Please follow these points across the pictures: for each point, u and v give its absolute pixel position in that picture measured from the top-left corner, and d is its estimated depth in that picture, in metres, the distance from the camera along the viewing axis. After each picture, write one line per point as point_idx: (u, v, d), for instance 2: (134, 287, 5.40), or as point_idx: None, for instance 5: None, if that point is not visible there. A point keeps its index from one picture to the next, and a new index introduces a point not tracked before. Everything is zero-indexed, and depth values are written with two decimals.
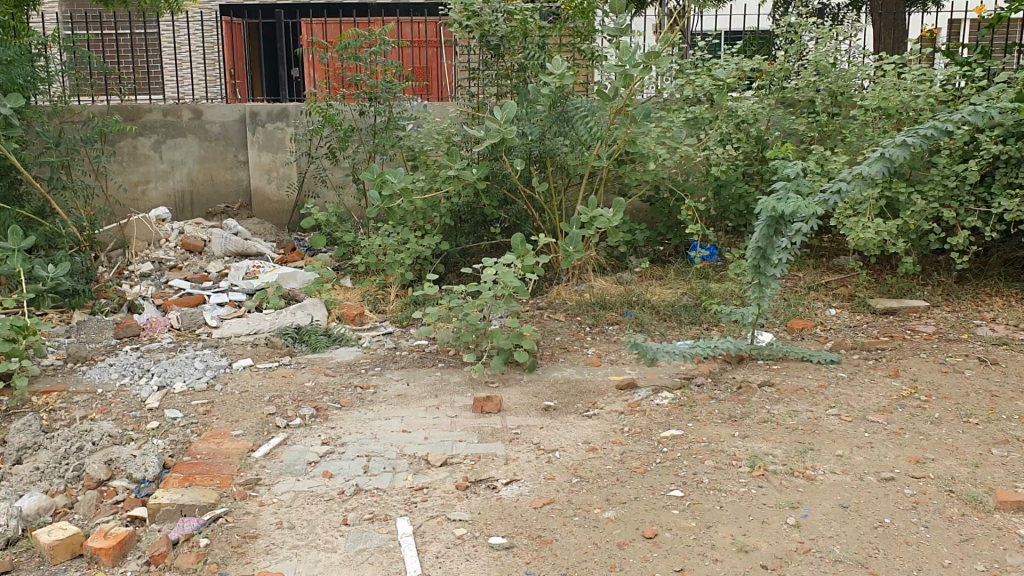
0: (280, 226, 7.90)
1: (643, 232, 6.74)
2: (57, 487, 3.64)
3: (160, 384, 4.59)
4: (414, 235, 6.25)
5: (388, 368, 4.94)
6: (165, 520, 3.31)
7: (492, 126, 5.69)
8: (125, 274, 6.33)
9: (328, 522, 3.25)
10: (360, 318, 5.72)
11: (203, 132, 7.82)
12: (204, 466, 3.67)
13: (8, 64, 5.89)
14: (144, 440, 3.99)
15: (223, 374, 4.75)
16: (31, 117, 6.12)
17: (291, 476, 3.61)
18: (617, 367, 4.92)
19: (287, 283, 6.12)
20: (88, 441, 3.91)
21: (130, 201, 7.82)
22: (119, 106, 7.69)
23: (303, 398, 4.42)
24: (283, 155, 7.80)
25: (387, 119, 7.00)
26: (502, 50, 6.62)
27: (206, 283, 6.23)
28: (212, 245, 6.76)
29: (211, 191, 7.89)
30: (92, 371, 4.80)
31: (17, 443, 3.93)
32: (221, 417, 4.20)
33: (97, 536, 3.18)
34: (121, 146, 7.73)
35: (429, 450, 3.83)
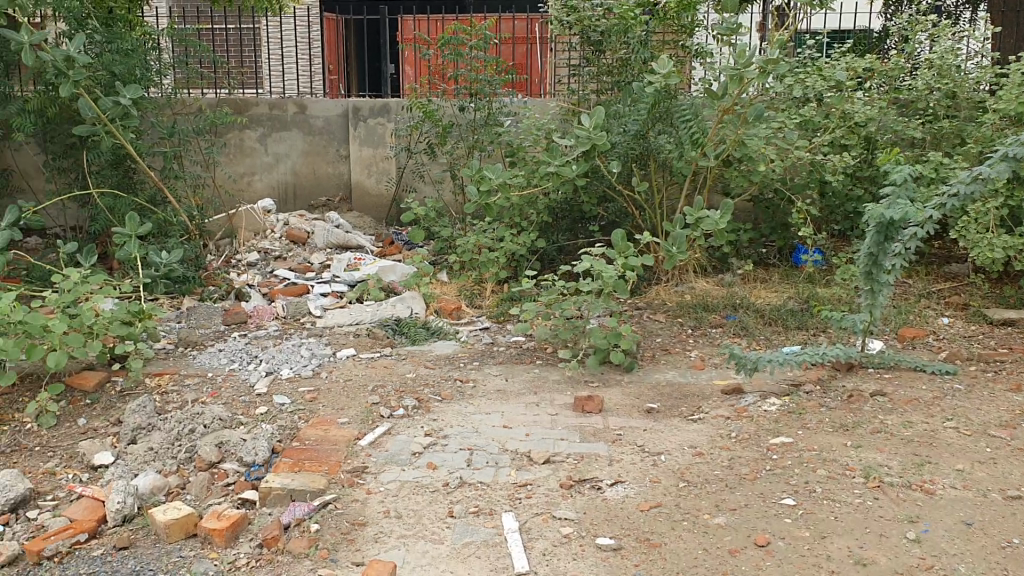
0: (379, 221, 8.01)
1: (747, 233, 6.61)
2: (170, 467, 3.74)
3: (268, 370, 4.69)
4: (512, 231, 6.23)
5: (487, 363, 4.94)
6: (276, 505, 3.36)
7: (584, 132, 5.63)
8: (232, 262, 6.49)
9: (435, 513, 3.26)
10: (458, 313, 5.75)
11: (307, 127, 7.96)
12: (312, 453, 3.72)
13: (125, 56, 6.06)
14: (252, 424, 4.06)
15: (328, 363, 4.83)
16: (147, 108, 6.28)
17: (396, 466, 3.64)
18: (721, 371, 4.83)
19: (387, 275, 6.18)
20: (200, 424, 3.99)
21: (236, 192, 8.00)
22: (227, 99, 7.87)
23: (405, 389, 4.46)
24: (384, 150, 7.89)
25: (486, 114, 7.03)
26: (603, 46, 6.57)
27: (310, 274, 6.33)
28: (315, 237, 6.86)
29: (314, 184, 8.03)
30: (203, 356, 4.92)
31: (133, 423, 4.04)
32: (327, 405, 4.26)
33: (211, 517, 3.25)
34: (229, 139, 7.91)
35: (532, 447, 3.81)
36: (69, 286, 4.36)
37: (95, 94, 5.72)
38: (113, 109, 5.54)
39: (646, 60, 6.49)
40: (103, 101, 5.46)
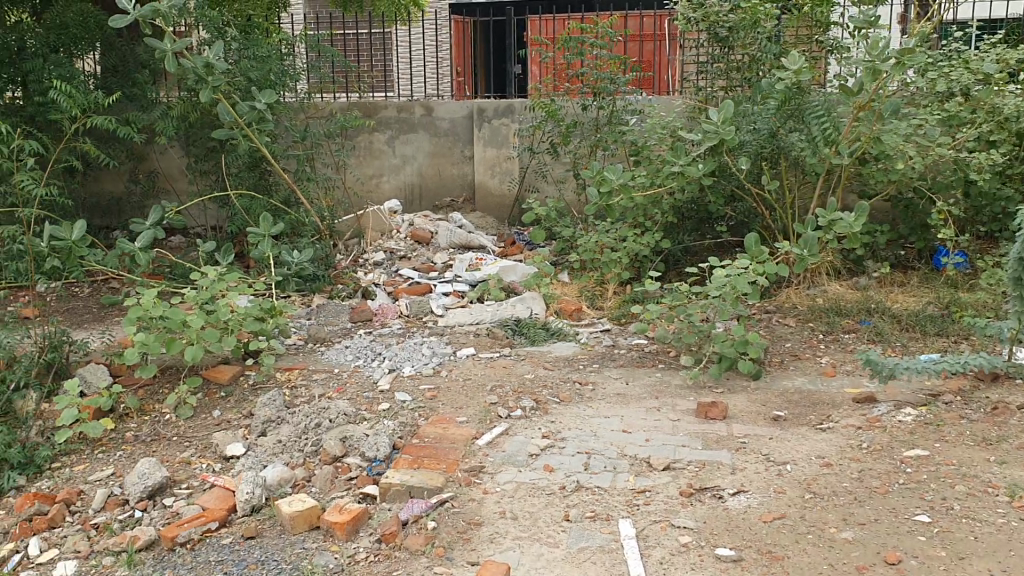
0: (502, 221, 8.06)
1: (884, 234, 6.32)
2: (297, 460, 3.85)
3: (390, 367, 4.78)
4: (635, 232, 6.14)
5: (607, 366, 4.89)
6: (396, 500, 3.41)
7: (712, 127, 5.47)
8: (359, 262, 6.65)
9: (551, 516, 3.24)
10: (579, 314, 5.72)
11: (433, 128, 8.08)
12: (431, 450, 3.76)
13: (262, 62, 6.28)
14: (375, 420, 4.14)
15: (448, 361, 4.88)
16: (281, 112, 6.51)
17: (513, 467, 3.64)
18: (853, 379, 4.62)
19: (509, 275, 6.20)
20: (326, 418, 4.09)
21: (365, 193, 8.19)
22: (356, 103, 8.08)
23: (524, 390, 4.46)
24: (508, 150, 7.93)
25: (609, 113, 7.04)
26: (731, 42, 6.41)
27: (433, 273, 6.42)
28: (439, 237, 6.95)
29: (439, 185, 8.14)
30: (330, 352, 5.06)
31: (263, 416, 4.19)
32: (446, 403, 4.30)
33: (334, 510, 3.33)
34: (358, 141, 8.10)
35: (651, 452, 3.74)
36: (207, 284, 4.55)
37: (233, 99, 5.95)
38: (249, 114, 5.75)
39: (778, 55, 6.30)
40: (240, 105, 5.67)
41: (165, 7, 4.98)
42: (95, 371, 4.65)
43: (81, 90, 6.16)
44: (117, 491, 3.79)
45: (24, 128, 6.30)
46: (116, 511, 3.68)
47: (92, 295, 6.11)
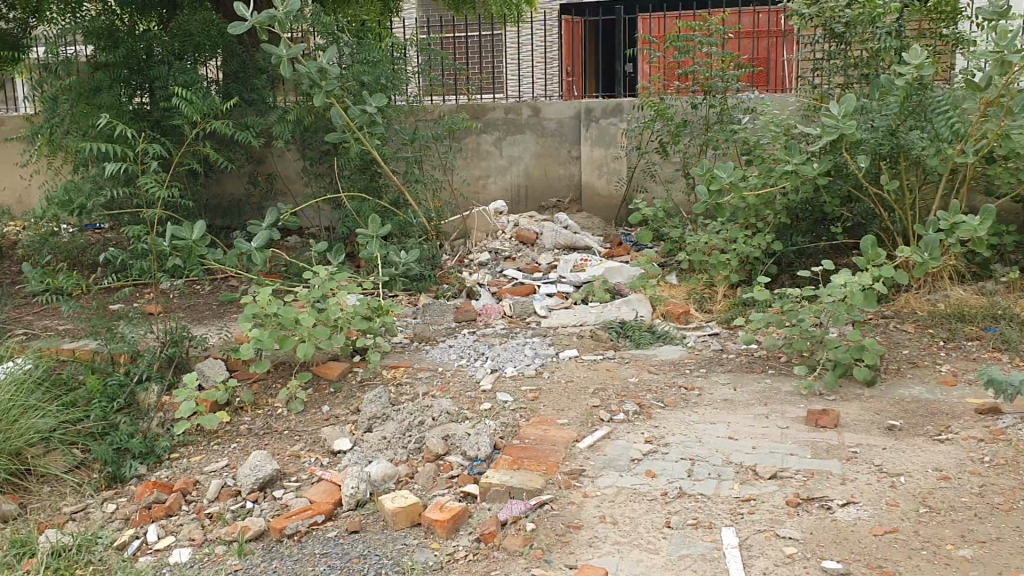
0: (608, 221, 7.99)
1: (1012, 237, 5.99)
2: (401, 456, 3.91)
3: (493, 367, 4.80)
4: (745, 233, 5.99)
5: (714, 370, 4.79)
6: (496, 500, 3.42)
7: (833, 121, 5.27)
8: (465, 262, 6.71)
9: (652, 522, 3.20)
10: (686, 317, 5.63)
11: (541, 129, 8.09)
12: (532, 451, 3.77)
13: (373, 66, 6.40)
14: (477, 419, 4.16)
15: (551, 362, 4.88)
16: (391, 114, 6.62)
17: (614, 471, 3.61)
18: (976, 389, 4.40)
19: (614, 276, 6.15)
20: (429, 416, 4.14)
21: (472, 194, 8.27)
22: (465, 105, 8.16)
23: (627, 393, 4.41)
24: (616, 150, 7.86)
25: (721, 111, 6.90)
26: (847, 38, 6.18)
27: (538, 273, 6.42)
28: (545, 237, 6.95)
29: (546, 185, 8.14)
30: (435, 351, 5.11)
31: (369, 413, 4.27)
32: (549, 405, 4.29)
33: (434, 507, 3.37)
34: (466, 143, 8.19)
35: (757, 460, 3.65)
36: (318, 283, 4.66)
37: (345, 103, 6.08)
38: (361, 117, 5.86)
39: (899, 50, 6.04)
40: (352, 109, 5.80)
41: (282, 13, 5.13)
42: (213, 365, 4.83)
43: (203, 96, 6.42)
44: (230, 482, 3.92)
45: (151, 133, 6.60)
46: (228, 501, 3.81)
47: (211, 293, 6.35)
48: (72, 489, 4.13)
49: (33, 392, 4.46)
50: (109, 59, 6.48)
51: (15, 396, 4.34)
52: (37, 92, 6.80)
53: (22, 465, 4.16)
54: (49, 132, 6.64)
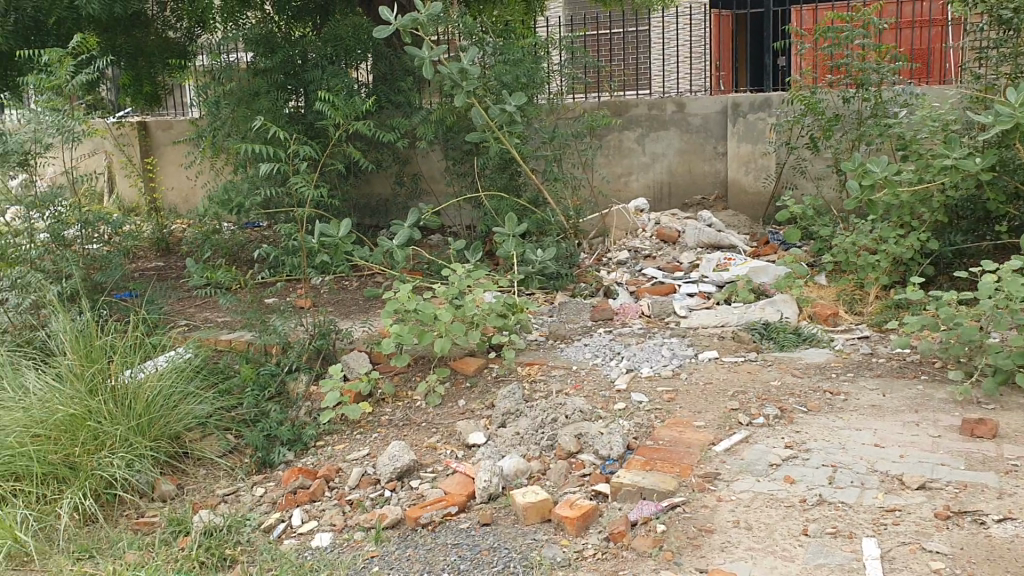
0: (755, 219, 7.74)
1: None
2: (533, 452, 3.93)
3: (629, 367, 4.74)
4: (899, 232, 5.70)
5: (862, 375, 4.59)
6: (627, 500, 3.40)
7: (1006, 110, 4.93)
8: (604, 260, 6.66)
9: (788, 529, 3.09)
10: (834, 319, 5.41)
11: (685, 125, 7.91)
12: (666, 453, 3.71)
13: (515, 65, 6.43)
14: (610, 419, 4.13)
15: (689, 363, 4.78)
16: (532, 113, 6.65)
17: (750, 476, 3.51)
18: None
19: (759, 277, 5.96)
20: (562, 414, 4.14)
21: (613, 191, 8.17)
22: (608, 102, 8.11)
23: (768, 397, 4.28)
24: (763, 145, 7.61)
25: (875, 104, 6.59)
26: (1015, 24, 5.85)
27: (679, 273, 6.32)
28: (686, 236, 6.82)
29: (689, 182, 7.97)
30: (570, 349, 5.08)
31: (503, 408, 4.31)
32: (685, 407, 4.22)
33: (565, 504, 3.37)
34: (608, 140, 8.11)
35: (905, 470, 3.47)
36: (455, 280, 4.74)
37: (486, 103, 6.16)
38: (501, 116, 5.91)
39: None
40: (492, 109, 5.86)
41: (424, 16, 5.24)
42: (357, 358, 5.00)
43: (351, 99, 6.65)
44: (370, 471, 4.06)
45: (303, 135, 6.91)
46: (368, 489, 3.94)
47: (358, 288, 6.58)
48: (225, 472, 4.37)
49: (193, 379, 4.74)
50: (267, 65, 6.83)
51: (176, 383, 4.60)
52: (202, 98, 7.24)
53: (181, 448, 4.45)
54: (212, 135, 7.06)
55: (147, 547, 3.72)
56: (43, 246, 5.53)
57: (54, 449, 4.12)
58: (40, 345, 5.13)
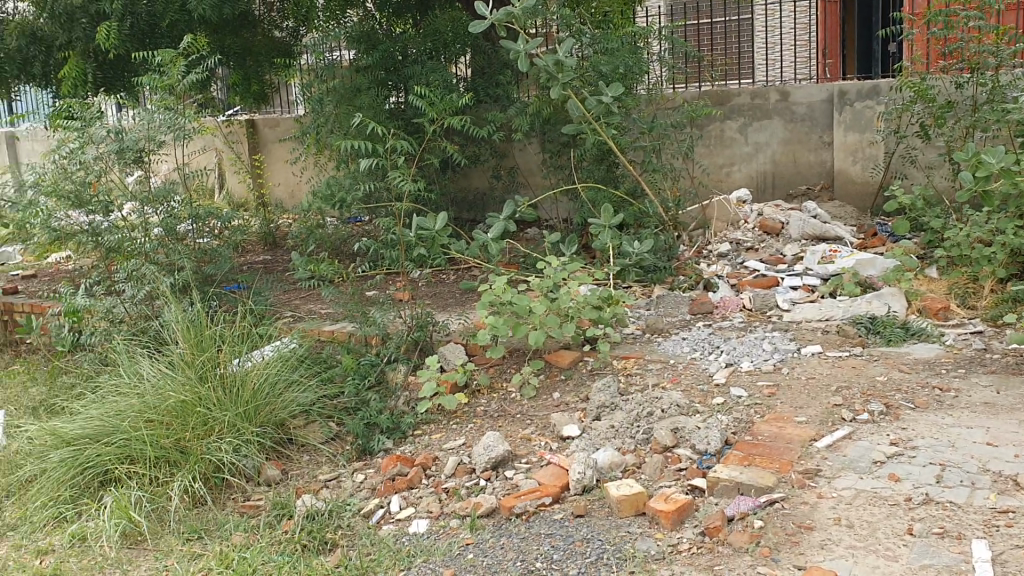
0: (863, 210, 7.47)
1: None
2: (629, 446, 3.91)
3: (728, 361, 4.63)
4: (1016, 224, 5.43)
5: (975, 372, 4.39)
6: (723, 495, 3.35)
7: None
8: (704, 253, 6.56)
9: (891, 528, 2.99)
10: (945, 314, 5.19)
11: (789, 114, 7.66)
12: (765, 448, 3.64)
13: (612, 56, 6.35)
14: (708, 413, 4.07)
15: (791, 358, 4.64)
16: (630, 104, 6.59)
17: (853, 473, 3.41)
18: None
19: (865, 269, 5.75)
20: (658, 408, 4.11)
21: (713, 183, 7.96)
22: (709, 91, 7.91)
23: (873, 392, 4.15)
24: (871, 134, 7.34)
25: (991, 89, 6.30)
26: None
27: (781, 265, 6.15)
28: (790, 228, 6.65)
29: (794, 172, 7.70)
30: (668, 343, 5.00)
31: (598, 401, 4.30)
32: (785, 402, 4.11)
33: (660, 498, 3.34)
34: (709, 130, 7.90)
35: (1020, 470, 3.30)
36: (550, 273, 4.74)
37: (582, 95, 6.14)
38: (597, 108, 5.82)
39: None
40: (588, 100, 5.76)
41: (519, 9, 5.25)
42: (453, 350, 5.05)
43: (449, 94, 6.73)
44: (466, 460, 4.10)
45: (403, 130, 7.02)
46: (463, 478, 3.99)
47: (456, 281, 6.65)
48: (327, 458, 4.50)
49: (297, 368, 4.89)
50: (367, 62, 6.98)
51: (280, 371, 4.76)
52: (306, 96, 7.44)
53: (286, 434, 4.59)
54: (316, 132, 7.26)
55: (253, 529, 3.86)
56: (158, 240, 5.80)
57: (167, 434, 4.30)
58: (154, 334, 5.37)
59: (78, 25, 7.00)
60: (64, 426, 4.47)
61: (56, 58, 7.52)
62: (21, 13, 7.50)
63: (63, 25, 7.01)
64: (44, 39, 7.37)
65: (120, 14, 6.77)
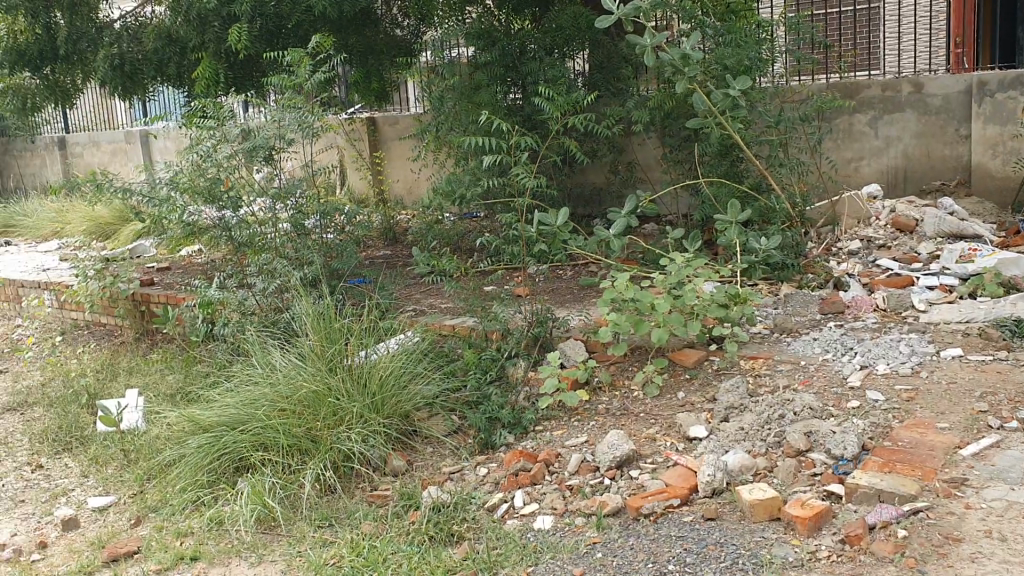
0: (1003, 206, 7.10)
1: None
2: (759, 449, 3.81)
3: (863, 363, 4.45)
4: None
5: None
6: (862, 502, 3.23)
7: None
8: (833, 250, 6.34)
9: None
10: None
11: (923, 106, 7.32)
12: (906, 455, 3.48)
13: (737, 48, 6.21)
14: (843, 417, 3.93)
15: (930, 362, 4.43)
16: (755, 98, 6.43)
17: (1003, 484, 3.23)
18: None
19: (1008, 268, 5.45)
20: (791, 411, 4.00)
21: (842, 178, 7.69)
22: (837, 84, 7.64)
23: (1022, 399, 3.91)
24: (1014, 127, 6.96)
25: None
26: None
27: (916, 264, 5.88)
28: (925, 225, 6.36)
29: (927, 167, 7.36)
30: (798, 343, 4.85)
31: (726, 402, 4.21)
32: (926, 408, 3.93)
33: (796, 504, 3.24)
34: (837, 124, 7.62)
35: None
36: (674, 270, 4.65)
37: (707, 88, 6.02)
38: (723, 101, 5.69)
39: None
40: (714, 93, 5.62)
41: (645, 3, 5.19)
42: (574, 347, 5.03)
43: (568, 90, 6.70)
44: (590, 458, 4.07)
45: (522, 126, 7.04)
46: (588, 476, 3.96)
47: (573, 277, 6.62)
48: (451, 451, 4.54)
49: (421, 361, 4.97)
50: (487, 58, 7.02)
51: (406, 364, 4.85)
52: (427, 93, 7.55)
53: (411, 426, 4.66)
54: (435, 129, 7.35)
55: (381, 519, 3.93)
56: (286, 235, 5.98)
57: (298, 423, 4.42)
58: (284, 326, 5.55)
59: (211, 27, 7.29)
60: (201, 413, 4.65)
61: (189, 59, 7.81)
62: (158, 17, 7.85)
63: (197, 28, 7.30)
64: (178, 41, 7.66)
65: (251, 15, 7.00)
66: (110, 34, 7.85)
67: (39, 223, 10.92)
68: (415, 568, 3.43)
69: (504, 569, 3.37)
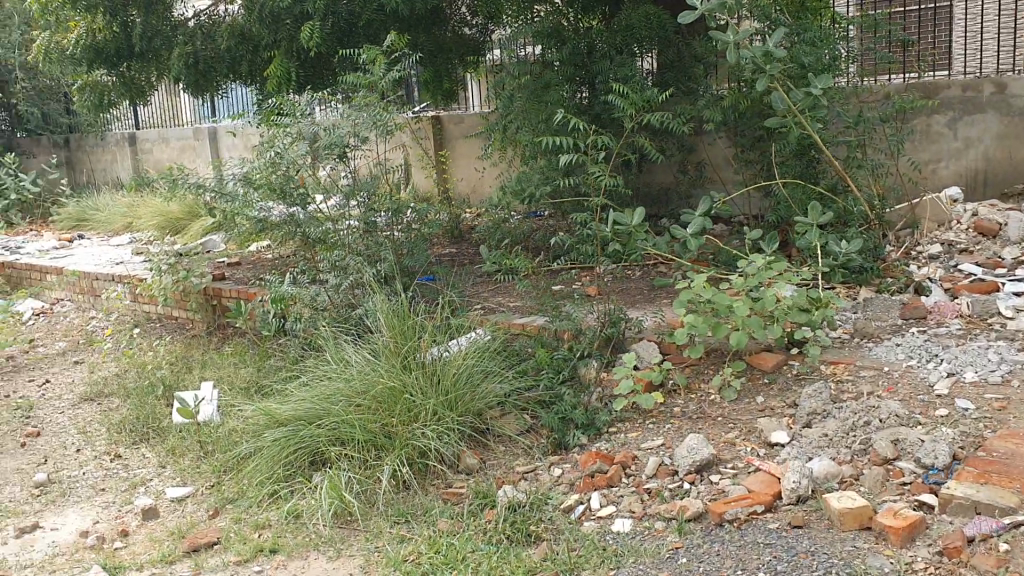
0: None
1: None
2: (844, 456, 3.73)
3: (950, 371, 4.32)
4: None
5: None
6: (958, 514, 3.14)
7: None
8: (912, 254, 6.19)
9: None
10: None
11: (1006, 107, 7.10)
12: (1002, 466, 3.35)
13: (815, 46, 6.13)
14: (932, 426, 3.83)
15: (1021, 370, 4.28)
16: (833, 97, 6.31)
17: None
18: None
19: None
20: (876, 417, 3.90)
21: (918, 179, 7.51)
22: (915, 84, 7.49)
23: None
24: None
25: None
26: None
27: (1000, 270, 5.71)
28: (1008, 229, 6.17)
29: (1010, 169, 7.14)
30: (880, 349, 4.73)
31: (809, 407, 4.12)
32: (1020, 417, 3.81)
33: (888, 513, 3.16)
34: (914, 125, 7.44)
35: None
36: (754, 271, 4.58)
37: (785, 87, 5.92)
38: (804, 100, 5.61)
39: None
40: (794, 93, 5.52)
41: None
42: (649, 348, 4.99)
43: (641, 89, 6.63)
44: (667, 461, 4.02)
45: (593, 125, 6.99)
46: (666, 479, 3.91)
47: (643, 278, 6.56)
48: (524, 450, 4.52)
49: (493, 359, 4.95)
50: (558, 57, 6.99)
51: (479, 362, 4.84)
52: (496, 92, 7.54)
53: (484, 423, 4.65)
54: (504, 128, 7.33)
55: (457, 517, 3.92)
56: (358, 232, 6.02)
57: (374, 418, 4.44)
58: (356, 322, 5.58)
59: (284, 25, 7.31)
60: (277, 407, 4.69)
61: (261, 57, 7.89)
62: (232, 16, 7.91)
63: (270, 26, 7.35)
64: (251, 39, 7.72)
65: (323, 13, 7.01)
66: (185, 33, 7.96)
67: (111, 217, 11.17)
68: (494, 567, 3.42)
69: (586, 570, 3.35)
